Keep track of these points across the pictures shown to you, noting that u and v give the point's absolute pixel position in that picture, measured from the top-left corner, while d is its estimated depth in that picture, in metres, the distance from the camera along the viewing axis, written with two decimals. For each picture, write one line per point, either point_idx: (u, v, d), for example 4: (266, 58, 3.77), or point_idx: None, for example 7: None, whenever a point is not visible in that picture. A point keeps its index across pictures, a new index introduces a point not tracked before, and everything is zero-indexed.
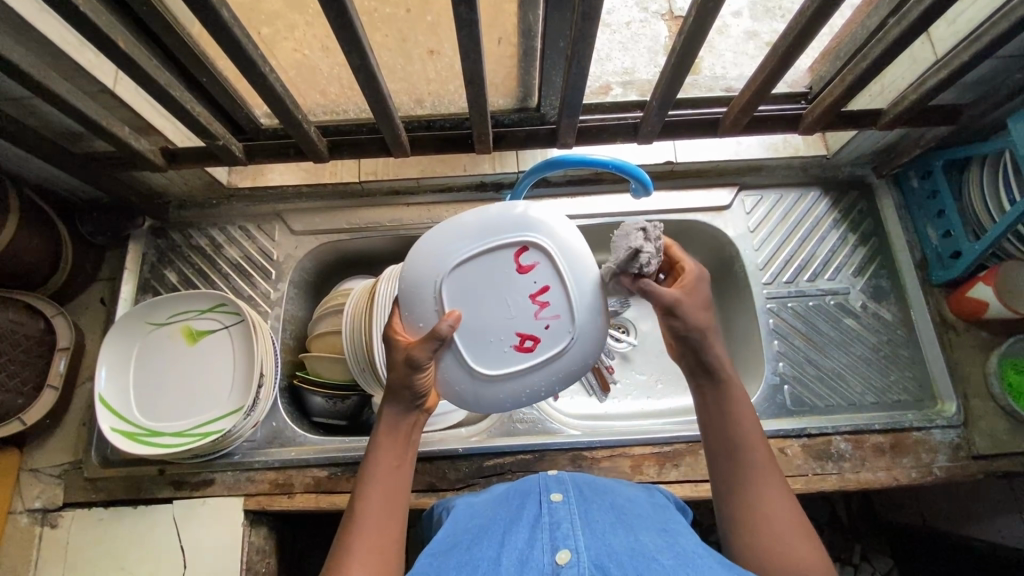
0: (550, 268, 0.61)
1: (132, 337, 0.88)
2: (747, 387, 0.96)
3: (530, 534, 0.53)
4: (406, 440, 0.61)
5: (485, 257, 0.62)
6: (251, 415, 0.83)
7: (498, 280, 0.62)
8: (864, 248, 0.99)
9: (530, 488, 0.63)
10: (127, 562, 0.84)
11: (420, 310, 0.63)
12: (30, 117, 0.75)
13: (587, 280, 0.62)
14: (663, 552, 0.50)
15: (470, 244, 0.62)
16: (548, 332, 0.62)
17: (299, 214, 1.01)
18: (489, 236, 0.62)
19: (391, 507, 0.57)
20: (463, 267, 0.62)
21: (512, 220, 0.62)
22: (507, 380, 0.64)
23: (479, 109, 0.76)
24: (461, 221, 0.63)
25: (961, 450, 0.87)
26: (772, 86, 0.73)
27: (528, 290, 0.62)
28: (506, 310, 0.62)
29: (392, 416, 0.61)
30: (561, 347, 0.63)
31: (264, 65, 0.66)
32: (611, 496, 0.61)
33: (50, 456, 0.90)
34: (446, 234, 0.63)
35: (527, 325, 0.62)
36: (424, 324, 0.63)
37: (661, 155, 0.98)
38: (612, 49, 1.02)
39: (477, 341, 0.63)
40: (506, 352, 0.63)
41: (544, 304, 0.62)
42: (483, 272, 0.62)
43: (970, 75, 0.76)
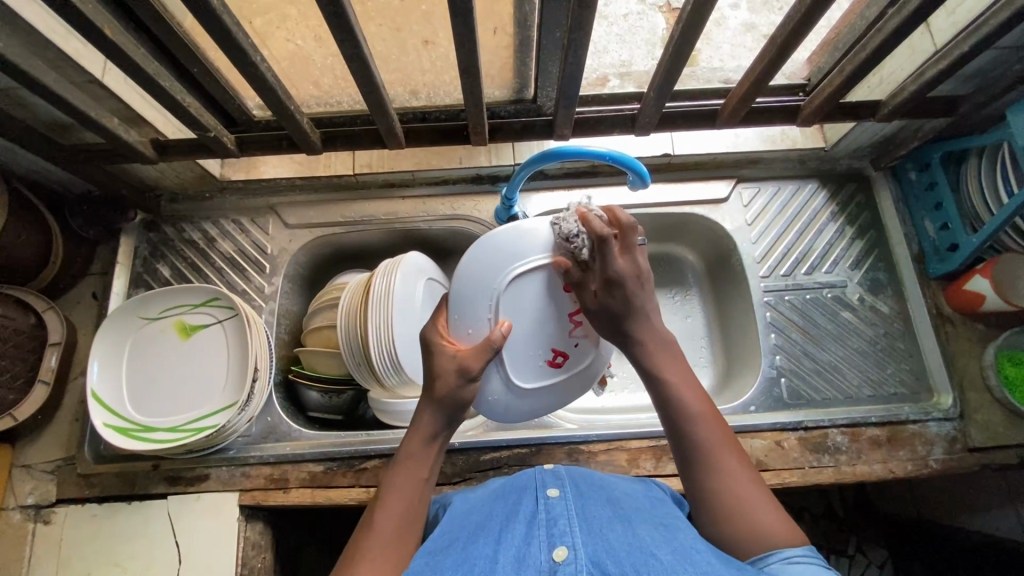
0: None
1: (124, 331, 0.87)
2: (744, 381, 0.96)
3: (527, 531, 0.53)
4: (435, 452, 0.60)
5: (524, 280, 0.62)
6: (246, 410, 0.82)
7: (543, 297, 0.63)
8: (862, 241, 0.99)
9: (527, 483, 0.63)
10: (121, 557, 0.83)
11: (469, 318, 0.63)
12: (16, 108, 0.73)
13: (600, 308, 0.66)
14: (661, 547, 0.50)
15: (507, 267, 0.62)
16: (577, 348, 0.68)
17: (294, 208, 1.00)
18: (523, 259, 0.62)
19: (408, 516, 0.56)
20: (512, 286, 0.62)
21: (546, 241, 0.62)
22: (536, 391, 0.69)
23: (474, 100, 0.75)
24: (495, 242, 0.62)
25: (957, 443, 0.87)
26: (770, 77, 0.72)
27: (568, 309, 0.65)
28: (547, 328, 0.65)
29: (427, 424, 0.59)
30: (584, 363, 0.70)
31: (255, 55, 0.65)
32: (609, 492, 0.61)
33: (42, 452, 0.89)
34: (494, 248, 0.62)
35: (561, 342, 0.67)
36: (472, 330, 0.63)
37: (659, 147, 0.97)
38: (609, 42, 1.01)
39: (518, 357, 0.65)
40: (539, 367, 0.67)
41: (579, 323, 0.66)
42: (526, 292, 0.63)
43: (970, 66, 0.76)
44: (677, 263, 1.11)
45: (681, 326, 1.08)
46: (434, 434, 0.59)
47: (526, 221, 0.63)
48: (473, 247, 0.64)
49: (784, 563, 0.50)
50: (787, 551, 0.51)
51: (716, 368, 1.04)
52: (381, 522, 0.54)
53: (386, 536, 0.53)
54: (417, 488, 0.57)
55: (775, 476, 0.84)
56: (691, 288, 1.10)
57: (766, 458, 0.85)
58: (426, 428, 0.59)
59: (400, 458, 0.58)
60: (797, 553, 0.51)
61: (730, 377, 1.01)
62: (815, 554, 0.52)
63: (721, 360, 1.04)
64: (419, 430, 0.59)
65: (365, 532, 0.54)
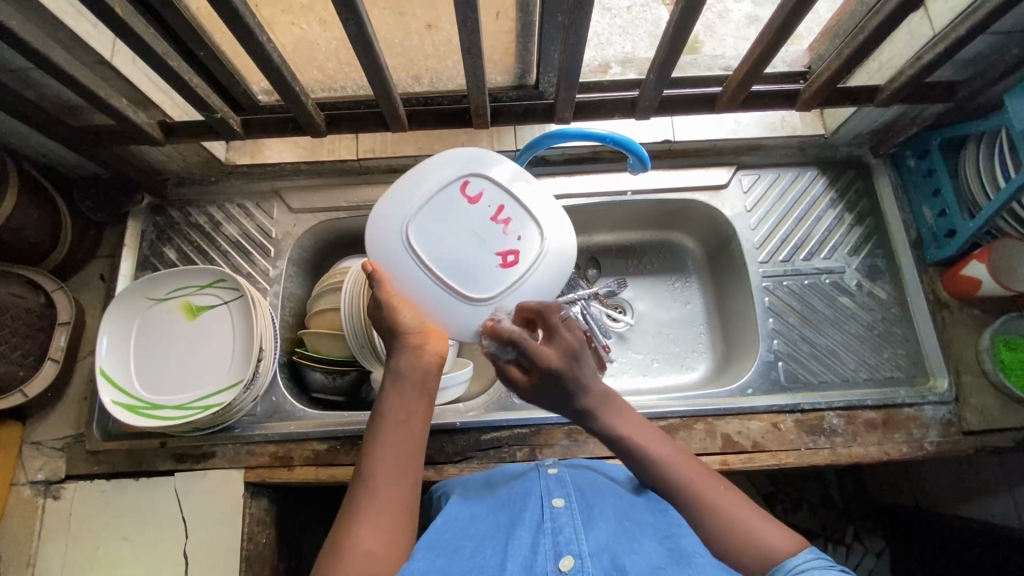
0: (495, 192, 0.73)
1: (133, 311, 0.88)
2: (742, 364, 0.97)
3: (533, 539, 0.54)
4: (416, 387, 0.62)
5: (440, 202, 0.72)
6: (251, 388, 0.84)
7: (456, 213, 0.72)
8: (860, 227, 0.99)
9: (529, 490, 0.64)
10: (131, 533, 0.85)
11: (397, 255, 0.70)
12: (27, 89, 0.74)
13: (449, 202, 0.72)
14: (667, 558, 0.51)
15: (416, 195, 0.72)
16: (521, 243, 0.72)
17: (298, 192, 1.01)
18: (430, 186, 0.72)
19: (402, 466, 0.57)
20: (423, 216, 0.71)
21: (455, 159, 0.73)
22: (505, 296, 0.72)
23: (477, 83, 0.75)
24: (401, 182, 0.72)
25: (952, 426, 0.88)
26: (769, 61, 0.73)
27: (490, 214, 0.72)
28: (479, 237, 0.72)
29: (399, 364, 0.63)
30: (537, 254, 0.73)
31: (260, 34, 0.65)
32: (611, 501, 0.62)
33: (53, 429, 0.91)
34: (423, 172, 0.72)
35: (499, 242, 0.72)
36: (409, 273, 0.70)
37: (660, 133, 0.98)
38: (611, 34, 1.01)
39: (455, 269, 0.71)
40: (493, 274, 0.71)
41: (507, 221, 0.72)
42: (451, 208, 0.72)
43: (966, 51, 0.76)
44: (676, 250, 1.12)
45: (680, 312, 1.09)
46: (404, 373, 0.63)
47: (425, 162, 0.73)
48: (381, 203, 0.71)
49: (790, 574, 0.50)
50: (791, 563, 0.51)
51: (714, 354, 1.05)
52: (373, 476, 0.56)
53: (382, 487, 0.55)
54: (402, 431, 0.59)
55: (772, 457, 0.86)
56: (691, 275, 1.11)
57: (762, 439, 0.87)
58: (398, 368, 0.63)
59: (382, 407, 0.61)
60: (801, 561, 0.51)
61: (728, 362, 1.02)
62: (819, 555, 0.52)
63: (719, 345, 1.06)
64: (394, 371, 0.63)
65: (358, 492, 0.55)
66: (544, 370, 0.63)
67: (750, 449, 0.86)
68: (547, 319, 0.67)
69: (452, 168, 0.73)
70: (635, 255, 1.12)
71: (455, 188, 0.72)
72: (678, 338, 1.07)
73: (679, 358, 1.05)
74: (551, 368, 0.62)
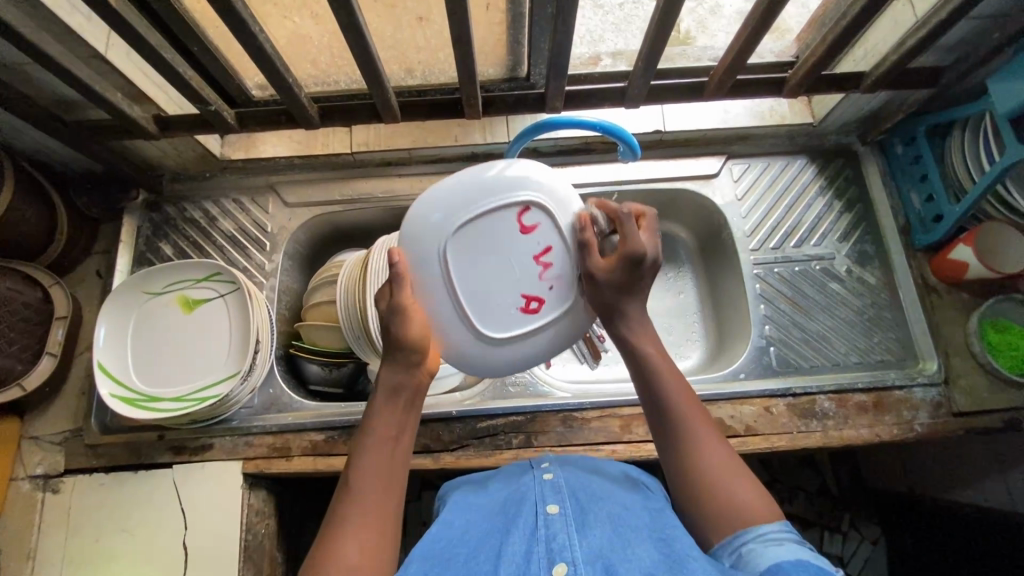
0: (549, 230, 0.67)
1: (130, 305, 0.89)
2: (735, 350, 0.98)
3: (527, 546, 0.54)
4: (404, 403, 0.61)
5: (489, 222, 0.66)
6: (248, 379, 0.85)
7: (500, 240, 0.66)
8: (850, 214, 1.01)
9: (526, 491, 0.64)
10: (130, 525, 0.86)
11: (426, 263, 0.65)
12: (22, 84, 0.75)
13: (496, 224, 0.66)
14: (660, 564, 0.51)
15: (466, 204, 0.65)
16: (551, 293, 0.68)
17: (293, 186, 1.02)
18: (483, 199, 0.65)
19: (387, 485, 0.57)
20: (467, 229, 0.65)
21: (517, 179, 0.66)
22: (511, 342, 0.69)
23: (468, 72, 0.76)
24: (456, 183, 0.65)
25: (941, 407, 0.89)
26: (753, 48, 0.74)
27: (534, 252, 0.67)
28: (513, 271, 0.67)
29: (390, 376, 0.62)
30: (564, 308, 0.69)
31: (252, 24, 0.66)
32: (606, 501, 0.61)
33: (51, 424, 0.91)
34: (479, 177, 0.66)
35: (530, 286, 0.68)
36: (428, 287, 0.66)
37: (650, 123, 0.99)
38: (604, 30, 0.99)
39: (476, 301, 0.67)
40: (511, 316, 0.68)
41: (547, 265, 0.67)
42: (495, 233, 0.66)
43: (948, 36, 0.78)
44: (669, 240, 1.13)
45: (674, 301, 1.10)
46: (398, 388, 0.61)
47: (485, 169, 0.66)
48: (427, 198, 0.66)
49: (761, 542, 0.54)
50: (765, 530, 0.54)
51: (707, 342, 1.07)
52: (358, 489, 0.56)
53: (368, 502, 0.56)
54: (389, 445, 0.59)
55: (764, 440, 0.87)
56: (684, 265, 1.12)
57: (755, 423, 0.88)
58: (389, 381, 0.62)
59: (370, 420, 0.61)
60: (773, 531, 0.54)
61: (721, 349, 1.03)
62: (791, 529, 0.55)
63: (712, 333, 1.07)
64: (384, 384, 0.62)
65: (343, 503, 0.56)
66: (632, 255, 0.64)
67: (743, 433, 0.87)
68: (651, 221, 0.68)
69: (518, 187, 0.66)
70: None
71: (511, 212, 0.66)
72: (672, 328, 1.08)
73: (673, 347, 1.06)
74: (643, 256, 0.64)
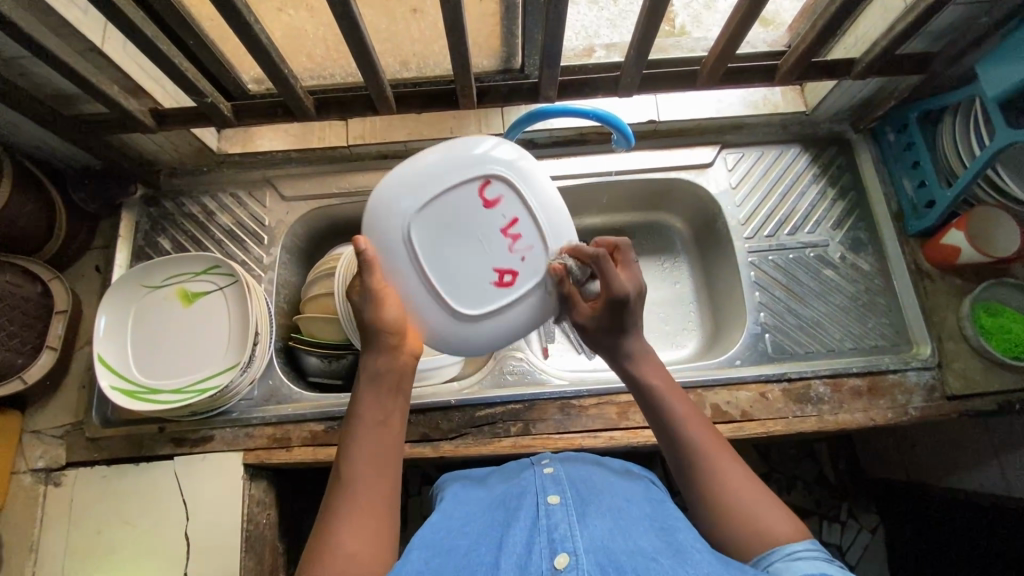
0: (513, 200, 0.68)
1: (129, 299, 0.90)
2: (730, 337, 0.99)
3: (528, 538, 0.53)
4: (391, 388, 0.62)
5: (455, 199, 0.67)
6: (248, 370, 0.86)
7: (464, 215, 0.67)
8: (843, 202, 1.01)
9: (526, 488, 0.63)
10: (132, 517, 0.86)
11: (393, 249, 0.66)
12: (20, 78, 0.76)
13: (462, 201, 0.67)
14: (662, 554, 0.50)
15: (426, 185, 0.66)
16: (523, 264, 0.69)
17: (290, 180, 1.03)
18: (443, 178, 0.66)
19: (376, 472, 0.58)
20: (433, 208, 0.66)
21: (474, 153, 0.67)
22: (488, 317, 0.70)
23: (462, 63, 0.77)
24: (412, 166, 0.66)
25: (935, 391, 0.90)
26: (745, 35, 0.75)
27: (500, 224, 0.68)
28: (482, 247, 0.68)
29: (374, 363, 0.63)
30: (538, 279, 0.69)
31: (248, 14, 0.67)
32: (606, 497, 0.61)
33: (52, 418, 0.92)
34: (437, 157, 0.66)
35: (501, 259, 0.68)
36: (399, 271, 0.66)
37: (644, 114, 1.00)
38: (600, 26, 1.01)
39: (449, 280, 0.67)
40: (488, 290, 0.69)
41: (515, 236, 0.68)
42: (460, 209, 0.67)
43: (938, 22, 0.79)
44: (664, 231, 1.14)
45: (670, 291, 1.11)
46: (381, 373, 0.62)
47: (442, 147, 0.67)
48: (388, 181, 0.66)
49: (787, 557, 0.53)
50: (793, 548, 0.54)
51: (703, 330, 1.07)
52: (351, 477, 0.57)
53: (360, 489, 0.56)
54: (379, 431, 0.60)
55: (760, 425, 0.88)
56: (679, 255, 1.13)
57: (751, 409, 0.89)
58: (373, 367, 0.63)
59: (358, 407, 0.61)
60: (801, 549, 0.54)
61: (717, 337, 1.04)
62: (819, 548, 0.55)
63: (708, 322, 1.08)
64: (367, 370, 0.63)
65: (337, 491, 0.57)
66: (614, 298, 0.65)
67: (739, 418, 0.88)
68: (624, 253, 0.69)
69: (477, 160, 0.67)
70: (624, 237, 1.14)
71: (473, 187, 0.66)
72: (669, 317, 1.09)
73: (669, 336, 1.07)
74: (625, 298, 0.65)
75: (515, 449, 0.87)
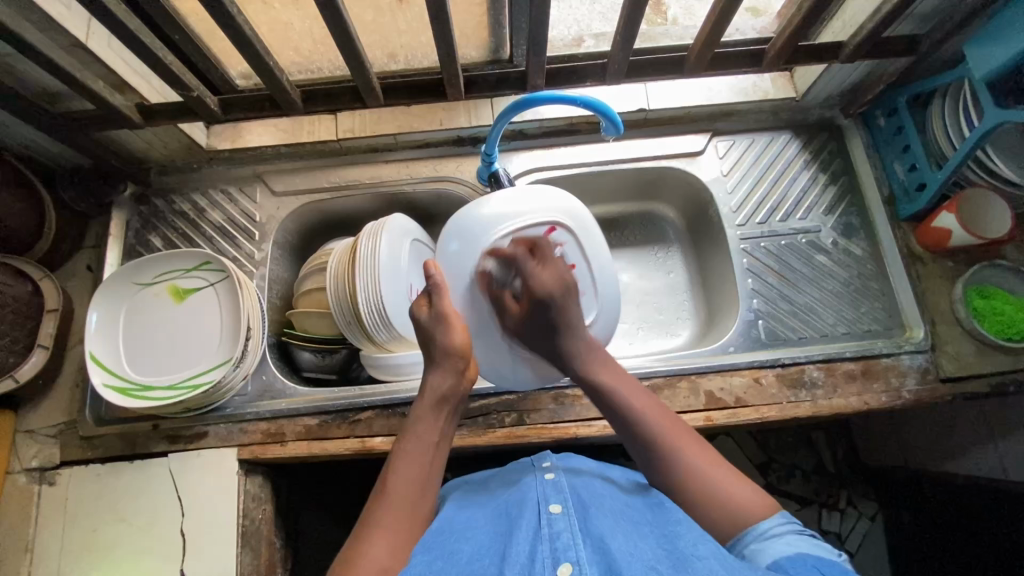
0: (573, 248, 0.77)
1: (121, 297, 0.89)
2: (724, 325, 0.99)
3: (530, 546, 0.53)
4: (445, 413, 0.67)
5: (518, 242, 0.75)
6: (241, 366, 0.86)
7: (530, 254, 0.75)
8: (834, 188, 1.02)
9: (527, 495, 0.63)
10: (127, 514, 0.86)
11: (462, 281, 0.75)
12: (5, 75, 0.76)
13: (508, 238, 0.74)
14: (663, 559, 0.50)
15: (494, 229, 0.74)
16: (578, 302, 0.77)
17: (280, 175, 1.02)
18: (506, 222, 0.75)
19: (421, 483, 0.61)
20: (503, 243, 0.74)
21: (546, 200, 0.76)
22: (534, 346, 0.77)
23: (448, 53, 0.77)
24: (482, 210, 0.75)
25: (929, 374, 0.90)
26: (730, 19, 0.74)
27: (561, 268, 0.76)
28: None
29: (439, 385, 0.68)
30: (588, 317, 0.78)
31: (231, 6, 0.66)
32: (608, 504, 0.61)
33: (45, 417, 0.92)
34: (500, 203, 0.75)
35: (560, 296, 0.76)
36: (464, 296, 0.75)
37: (634, 102, 0.99)
38: (592, 19, 1.01)
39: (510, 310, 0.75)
40: None
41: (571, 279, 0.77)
42: (524, 248, 0.74)
43: (923, 4, 0.79)
44: (657, 221, 1.14)
45: (664, 280, 1.11)
46: (443, 398, 0.67)
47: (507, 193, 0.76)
48: (461, 220, 0.76)
49: (763, 539, 0.56)
50: (764, 527, 0.57)
51: (698, 320, 1.07)
52: (399, 487, 0.60)
53: (404, 496, 0.59)
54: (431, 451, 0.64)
55: (754, 411, 0.88)
56: (672, 244, 1.13)
57: (744, 395, 0.89)
58: (438, 389, 0.67)
59: (415, 422, 0.65)
60: (774, 526, 0.57)
61: (711, 325, 1.04)
62: (792, 521, 0.58)
63: (702, 311, 1.08)
64: (431, 390, 0.67)
65: (381, 497, 0.59)
66: (536, 296, 0.71)
67: (733, 405, 0.88)
68: (543, 249, 0.73)
69: (545, 208, 0.76)
70: (617, 228, 1.14)
71: (541, 232, 0.75)
72: (662, 307, 1.09)
73: (663, 325, 1.07)
74: (548, 294, 0.71)
75: (510, 439, 0.87)
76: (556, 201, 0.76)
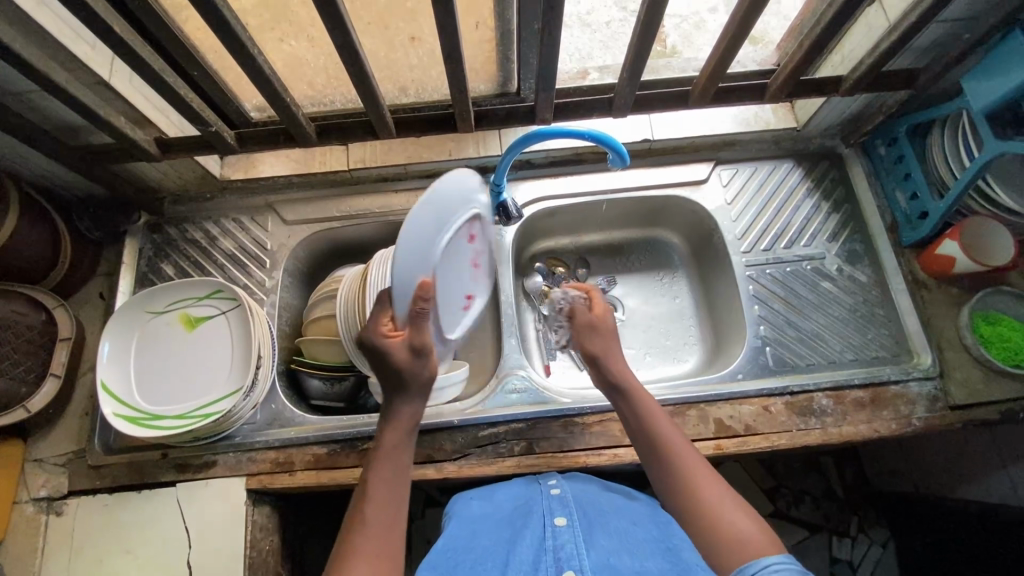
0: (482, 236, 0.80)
1: (133, 324, 0.90)
2: (731, 352, 0.99)
3: (535, 555, 0.56)
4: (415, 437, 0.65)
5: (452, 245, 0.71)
6: (251, 395, 0.86)
7: (460, 253, 0.75)
8: (837, 215, 1.03)
9: (534, 509, 0.66)
10: (134, 544, 0.86)
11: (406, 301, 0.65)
12: (30, 111, 0.78)
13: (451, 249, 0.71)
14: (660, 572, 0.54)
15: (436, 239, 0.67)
16: (475, 288, 0.84)
17: (291, 205, 1.04)
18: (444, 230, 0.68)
19: (394, 511, 0.60)
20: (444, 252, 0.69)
21: (469, 191, 0.71)
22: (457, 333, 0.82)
23: (460, 89, 0.79)
24: (423, 214, 0.63)
25: (938, 401, 0.89)
26: (733, 56, 0.77)
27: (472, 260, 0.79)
28: (459, 281, 0.77)
29: (408, 411, 0.65)
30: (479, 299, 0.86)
31: (252, 48, 0.69)
32: (610, 519, 0.64)
33: (55, 446, 0.92)
34: (449, 200, 0.67)
35: (468, 288, 0.81)
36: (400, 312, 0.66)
37: (639, 132, 1.01)
38: (592, 48, 1.03)
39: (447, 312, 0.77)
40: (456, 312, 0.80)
41: (478, 266, 0.82)
42: (454, 253, 0.73)
43: (919, 40, 0.81)
44: (661, 247, 1.15)
45: (670, 306, 1.12)
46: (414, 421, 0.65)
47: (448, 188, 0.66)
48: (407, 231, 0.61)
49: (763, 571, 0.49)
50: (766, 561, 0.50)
51: (704, 345, 1.08)
52: (370, 515, 0.59)
53: (377, 526, 0.58)
54: (403, 476, 0.62)
55: (764, 439, 0.87)
56: (677, 270, 1.14)
57: (754, 422, 0.89)
58: (406, 414, 0.65)
59: (382, 445, 0.64)
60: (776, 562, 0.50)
61: (718, 351, 1.04)
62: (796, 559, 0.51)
63: (709, 337, 1.08)
64: (400, 414, 0.65)
65: (355, 526, 0.58)
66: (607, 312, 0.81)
67: (742, 433, 0.88)
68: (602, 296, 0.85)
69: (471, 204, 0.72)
70: (622, 254, 1.16)
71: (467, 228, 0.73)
72: (670, 332, 1.09)
73: (670, 351, 1.08)
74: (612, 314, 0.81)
75: (519, 468, 0.87)
76: (470, 189, 0.71)
